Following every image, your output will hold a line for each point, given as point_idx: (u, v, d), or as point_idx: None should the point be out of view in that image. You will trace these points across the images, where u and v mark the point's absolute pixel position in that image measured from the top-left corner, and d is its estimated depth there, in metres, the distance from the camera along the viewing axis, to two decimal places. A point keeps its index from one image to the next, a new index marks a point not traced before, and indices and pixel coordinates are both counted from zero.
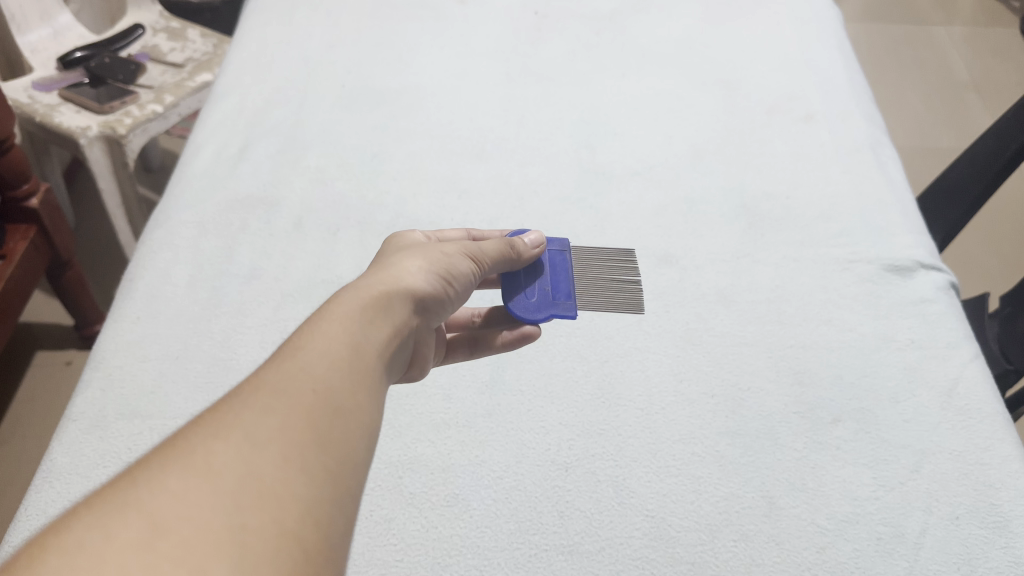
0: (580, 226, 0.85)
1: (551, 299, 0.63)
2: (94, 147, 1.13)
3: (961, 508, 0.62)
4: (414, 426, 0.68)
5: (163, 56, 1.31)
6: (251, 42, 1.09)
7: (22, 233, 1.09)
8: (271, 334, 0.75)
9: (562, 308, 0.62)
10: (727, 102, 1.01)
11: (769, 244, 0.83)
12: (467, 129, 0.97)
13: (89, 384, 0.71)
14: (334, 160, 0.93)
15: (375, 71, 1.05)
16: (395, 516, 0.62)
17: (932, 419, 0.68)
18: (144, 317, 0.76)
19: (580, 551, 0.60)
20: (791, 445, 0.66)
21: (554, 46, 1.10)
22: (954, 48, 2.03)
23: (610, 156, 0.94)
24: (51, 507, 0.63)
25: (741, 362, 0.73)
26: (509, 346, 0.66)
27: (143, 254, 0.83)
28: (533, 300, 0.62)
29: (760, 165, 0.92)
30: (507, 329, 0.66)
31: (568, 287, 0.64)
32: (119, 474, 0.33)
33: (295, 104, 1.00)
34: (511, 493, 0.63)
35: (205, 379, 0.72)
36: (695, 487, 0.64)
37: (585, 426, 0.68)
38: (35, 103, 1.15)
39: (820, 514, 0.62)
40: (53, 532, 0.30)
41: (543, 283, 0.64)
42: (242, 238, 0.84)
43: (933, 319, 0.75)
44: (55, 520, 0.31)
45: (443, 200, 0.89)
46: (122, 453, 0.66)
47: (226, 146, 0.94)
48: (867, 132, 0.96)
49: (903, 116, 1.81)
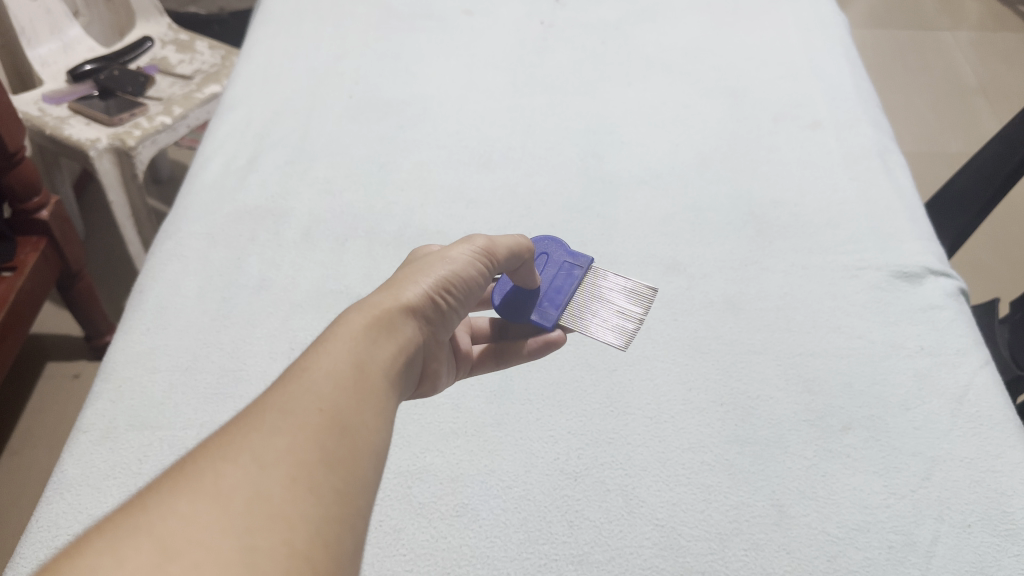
0: (588, 234, 0.85)
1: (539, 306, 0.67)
2: (104, 160, 1.14)
3: (973, 516, 0.61)
4: (422, 436, 0.68)
5: (172, 68, 1.32)
6: (259, 53, 1.10)
7: (32, 245, 1.10)
8: (280, 345, 0.76)
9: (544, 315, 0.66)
10: (733, 109, 1.01)
11: (777, 251, 0.83)
12: (474, 139, 0.97)
13: (99, 396, 0.72)
14: (341, 171, 0.93)
15: (382, 82, 1.06)
16: (405, 527, 0.62)
17: (942, 425, 0.67)
18: (154, 329, 0.77)
19: (590, 561, 0.60)
20: (800, 453, 0.66)
21: (560, 55, 1.10)
22: (962, 53, 2.03)
23: (617, 165, 0.94)
24: (61, 519, 0.63)
25: (751, 370, 0.72)
26: (535, 354, 0.66)
27: (152, 266, 0.83)
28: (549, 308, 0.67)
29: (767, 173, 0.92)
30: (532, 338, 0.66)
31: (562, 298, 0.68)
32: (129, 501, 0.33)
33: (302, 115, 1.00)
34: (520, 503, 0.63)
35: (213, 390, 0.72)
36: (705, 496, 0.63)
37: (594, 436, 0.68)
38: (45, 116, 1.16)
39: (830, 522, 0.61)
40: (65, 558, 0.30)
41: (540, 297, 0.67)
42: (251, 249, 0.84)
43: (943, 326, 0.75)
44: (68, 546, 0.31)
45: (451, 209, 0.89)
46: (132, 464, 0.66)
47: (235, 157, 0.94)
48: (875, 138, 0.95)
49: (910, 121, 1.81)
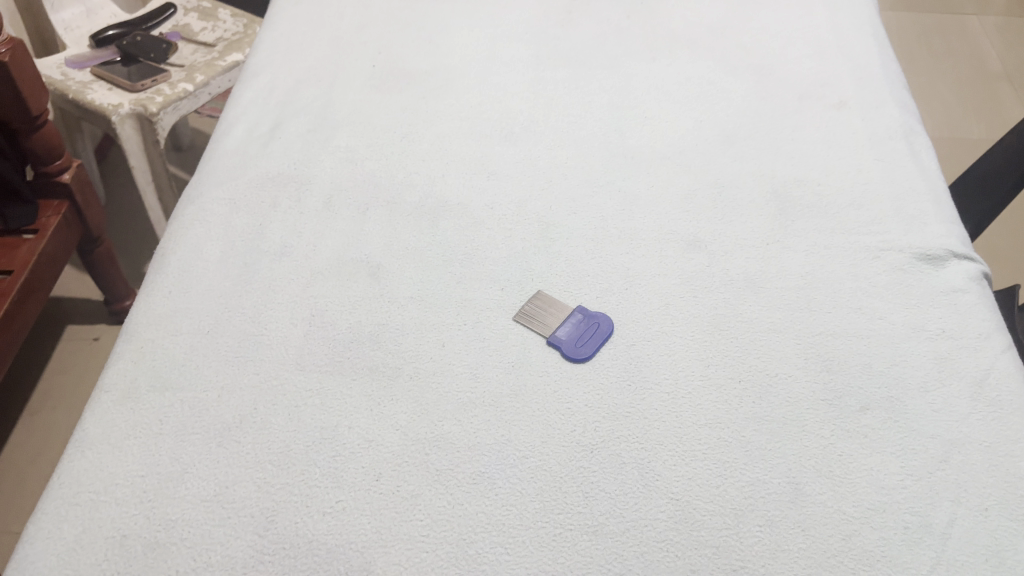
0: (608, 209, 0.86)
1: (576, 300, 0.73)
2: (126, 125, 1.14)
3: (991, 500, 0.62)
4: (440, 404, 0.69)
5: (194, 36, 1.31)
6: (283, 22, 1.10)
7: (54, 208, 1.11)
8: (301, 311, 0.76)
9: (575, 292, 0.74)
10: (758, 86, 1.00)
11: (799, 230, 0.83)
12: (496, 111, 0.97)
13: (121, 357, 0.73)
14: (363, 141, 0.93)
15: (405, 52, 1.05)
16: (421, 493, 0.63)
17: (962, 408, 0.67)
18: (176, 292, 0.78)
19: (605, 532, 0.61)
20: (818, 432, 0.66)
21: (584, 29, 1.09)
22: (988, 38, 2.01)
23: (640, 140, 0.93)
24: (83, 477, 0.64)
25: (770, 348, 0.73)
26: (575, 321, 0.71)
27: (175, 232, 0.84)
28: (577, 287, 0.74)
29: (791, 151, 0.92)
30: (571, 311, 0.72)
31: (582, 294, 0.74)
32: None
33: (325, 84, 1.00)
34: (536, 473, 0.64)
35: (235, 353, 0.72)
36: (721, 471, 0.64)
37: (612, 409, 0.68)
38: (68, 80, 1.17)
39: (847, 502, 0.62)
40: None
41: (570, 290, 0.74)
42: (274, 216, 0.85)
43: (965, 309, 0.75)
44: None
45: (472, 181, 0.89)
46: (153, 424, 0.67)
47: (257, 125, 0.95)
48: (900, 120, 0.95)
49: (933, 105, 1.79)
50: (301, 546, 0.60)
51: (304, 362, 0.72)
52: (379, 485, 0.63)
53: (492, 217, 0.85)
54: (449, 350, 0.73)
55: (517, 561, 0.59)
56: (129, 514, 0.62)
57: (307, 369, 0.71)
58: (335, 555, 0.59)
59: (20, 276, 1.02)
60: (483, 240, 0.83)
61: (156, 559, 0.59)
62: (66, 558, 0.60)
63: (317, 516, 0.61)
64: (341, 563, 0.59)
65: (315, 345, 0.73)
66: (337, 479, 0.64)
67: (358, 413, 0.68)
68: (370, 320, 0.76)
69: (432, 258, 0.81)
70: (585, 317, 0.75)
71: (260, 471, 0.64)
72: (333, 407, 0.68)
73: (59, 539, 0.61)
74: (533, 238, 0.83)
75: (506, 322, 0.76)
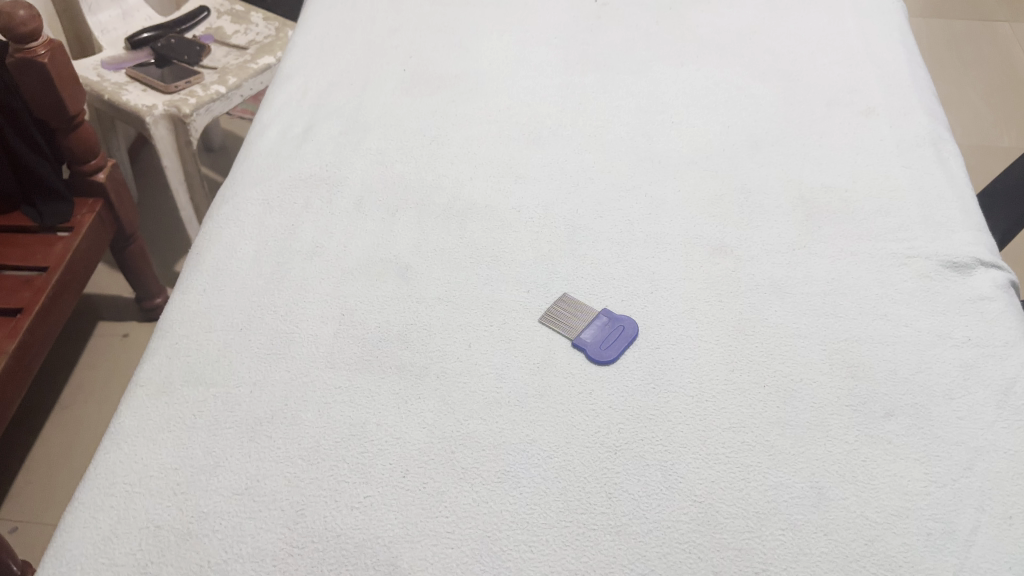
0: (635, 213, 0.86)
1: (607, 333, 0.75)
2: (159, 126, 1.17)
3: (1016, 508, 0.62)
4: (466, 403, 0.70)
5: (227, 39, 1.33)
6: (317, 28, 1.12)
7: (88, 207, 1.13)
8: (331, 310, 0.77)
9: (605, 322, 0.75)
10: (788, 92, 1.00)
11: (826, 236, 0.83)
12: (524, 115, 0.98)
13: (156, 352, 0.74)
14: (393, 143, 0.94)
15: (436, 56, 1.06)
16: (447, 490, 0.64)
17: (987, 417, 0.67)
18: (210, 290, 0.79)
19: (627, 532, 0.61)
20: (841, 437, 0.67)
21: (613, 35, 1.10)
22: (1019, 47, 1.99)
23: (667, 145, 0.94)
24: (118, 468, 0.66)
25: (795, 353, 0.73)
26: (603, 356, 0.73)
27: (210, 231, 0.86)
28: (603, 330, 0.75)
29: (819, 157, 0.92)
30: (596, 350, 0.73)
31: (608, 330, 0.75)
32: None
33: (357, 88, 1.01)
34: (561, 473, 0.65)
35: (266, 349, 0.74)
36: (744, 475, 0.65)
37: (638, 410, 0.69)
38: (104, 81, 1.20)
39: (870, 507, 0.62)
40: None
41: (600, 324, 0.75)
42: (306, 216, 0.86)
43: (991, 317, 0.75)
44: None
45: (499, 184, 0.90)
46: (187, 418, 0.69)
47: (291, 127, 0.97)
48: (930, 127, 0.94)
49: (963, 113, 1.78)
50: (329, 539, 0.61)
51: (334, 359, 0.73)
52: (406, 481, 0.64)
53: (519, 220, 0.86)
54: (476, 350, 0.74)
55: (540, 559, 0.60)
56: (162, 506, 0.63)
57: (337, 366, 0.72)
58: (362, 549, 0.60)
59: (55, 272, 1.04)
60: (509, 242, 0.84)
61: (189, 550, 0.61)
62: (102, 546, 0.61)
63: (345, 510, 0.63)
64: (368, 557, 0.60)
65: (345, 343, 0.74)
66: (365, 475, 0.65)
67: (385, 410, 0.69)
68: (397, 318, 0.77)
69: (460, 260, 0.82)
70: (611, 319, 0.76)
71: (290, 465, 0.65)
72: (360, 404, 0.70)
73: (94, 527, 0.62)
74: (559, 241, 0.84)
75: (532, 323, 0.76)
